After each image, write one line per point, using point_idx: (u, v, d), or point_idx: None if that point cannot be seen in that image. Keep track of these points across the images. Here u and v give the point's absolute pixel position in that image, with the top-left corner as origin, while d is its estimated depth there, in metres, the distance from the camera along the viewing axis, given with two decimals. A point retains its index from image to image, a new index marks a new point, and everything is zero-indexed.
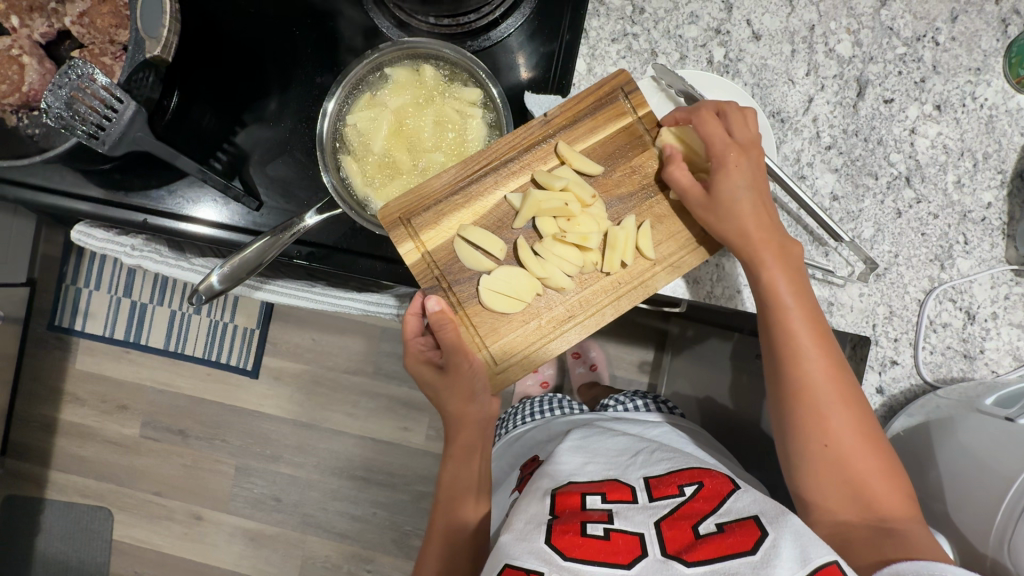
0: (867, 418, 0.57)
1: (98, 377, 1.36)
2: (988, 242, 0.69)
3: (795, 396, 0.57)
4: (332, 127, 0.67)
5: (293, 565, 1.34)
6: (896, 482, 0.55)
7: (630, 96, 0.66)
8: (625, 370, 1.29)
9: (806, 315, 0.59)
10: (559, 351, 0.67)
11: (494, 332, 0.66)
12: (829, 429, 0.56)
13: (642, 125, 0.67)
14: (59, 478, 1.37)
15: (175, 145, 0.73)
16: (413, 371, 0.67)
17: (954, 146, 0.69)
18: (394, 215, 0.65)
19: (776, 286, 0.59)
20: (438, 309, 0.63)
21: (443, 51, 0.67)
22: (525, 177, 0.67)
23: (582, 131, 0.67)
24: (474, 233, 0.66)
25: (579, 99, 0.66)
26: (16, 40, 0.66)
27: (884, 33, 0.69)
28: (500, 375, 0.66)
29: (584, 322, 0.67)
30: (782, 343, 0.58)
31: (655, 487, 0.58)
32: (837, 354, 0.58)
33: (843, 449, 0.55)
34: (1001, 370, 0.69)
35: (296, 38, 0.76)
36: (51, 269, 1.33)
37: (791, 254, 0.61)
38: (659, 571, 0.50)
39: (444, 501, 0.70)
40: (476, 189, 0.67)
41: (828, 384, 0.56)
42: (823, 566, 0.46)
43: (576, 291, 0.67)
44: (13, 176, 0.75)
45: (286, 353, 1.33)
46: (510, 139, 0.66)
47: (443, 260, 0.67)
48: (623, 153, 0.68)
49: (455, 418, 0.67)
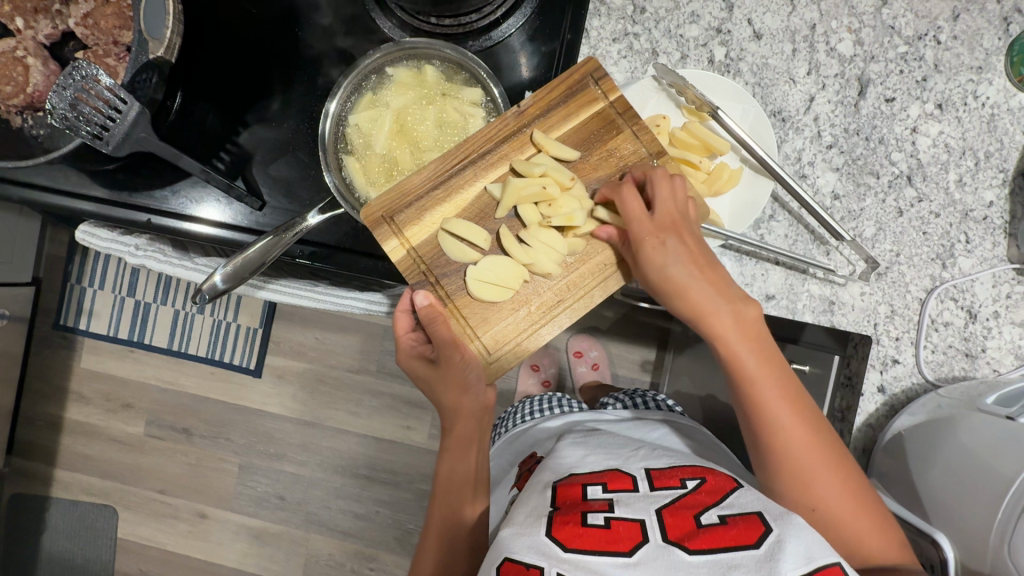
0: (846, 472, 0.57)
1: (103, 376, 1.37)
2: (990, 241, 0.69)
3: (776, 458, 0.57)
4: (334, 126, 0.67)
5: (296, 562, 1.35)
6: (889, 531, 0.57)
7: (600, 82, 0.66)
8: (627, 369, 1.29)
9: (768, 376, 0.58)
10: (549, 338, 0.67)
11: (485, 322, 0.67)
12: (816, 495, 0.56)
13: (614, 108, 0.67)
14: (65, 477, 1.38)
15: (178, 145, 0.75)
16: (406, 367, 0.68)
17: (955, 145, 0.69)
18: (377, 214, 0.65)
19: (738, 362, 0.58)
20: (427, 304, 0.63)
21: (444, 51, 0.67)
22: (504, 167, 0.67)
23: (557, 119, 0.67)
24: (458, 225, 0.66)
25: (550, 88, 0.66)
26: (21, 42, 0.67)
27: (886, 32, 0.68)
28: (494, 365, 0.67)
29: (573, 307, 0.67)
30: (755, 417, 0.58)
31: (655, 478, 0.59)
32: (804, 408, 0.58)
33: (831, 511, 0.56)
34: (1002, 369, 0.69)
35: (298, 38, 0.77)
36: (57, 269, 1.34)
37: (749, 317, 0.59)
38: (658, 557, 0.51)
39: (440, 501, 0.70)
40: (455, 182, 0.67)
41: (809, 450, 0.56)
42: (826, 566, 0.46)
43: (562, 276, 0.67)
44: (19, 176, 0.76)
45: (289, 353, 1.34)
46: (486, 131, 0.66)
47: (430, 254, 0.67)
48: (598, 138, 0.68)
49: (450, 410, 0.67)
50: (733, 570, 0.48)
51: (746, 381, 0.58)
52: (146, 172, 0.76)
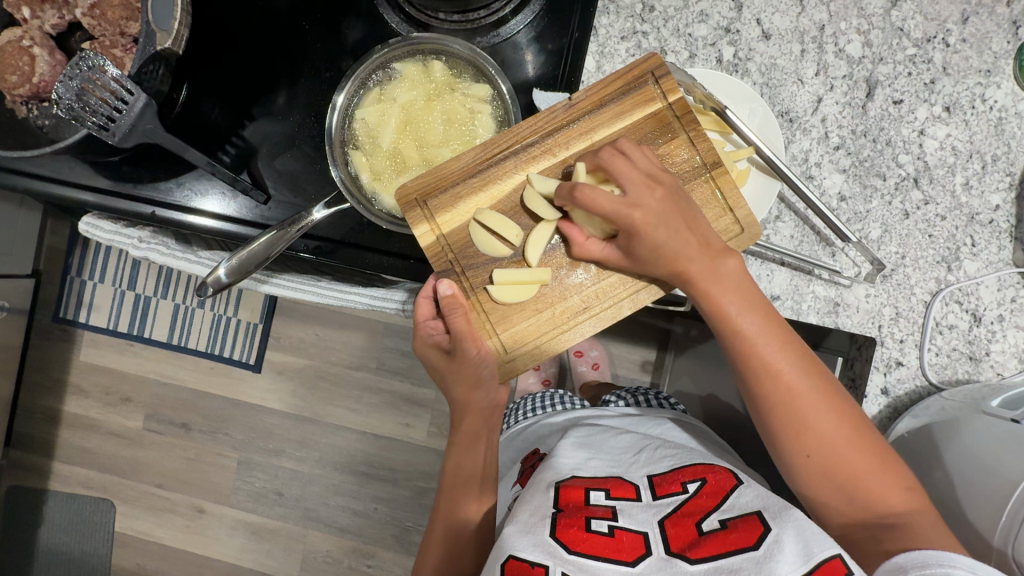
0: (849, 419, 0.57)
1: (102, 369, 1.36)
2: (996, 245, 0.69)
3: (772, 413, 0.58)
4: (341, 119, 0.68)
5: (293, 559, 1.35)
6: (895, 474, 0.56)
7: (660, 82, 0.63)
8: (627, 369, 1.29)
9: (754, 319, 0.59)
10: (570, 344, 0.66)
11: (506, 321, 0.66)
12: (809, 440, 0.57)
13: (672, 112, 0.64)
14: (63, 470, 1.38)
15: (183, 136, 0.75)
16: (422, 353, 0.68)
17: (962, 148, 0.69)
18: (412, 196, 0.65)
19: (724, 316, 0.59)
20: (450, 294, 0.64)
21: (454, 46, 0.67)
22: (546, 162, 0.65)
23: (609, 116, 0.65)
24: (490, 217, 0.65)
25: (606, 82, 0.64)
26: (27, 32, 0.66)
27: (895, 34, 0.68)
28: (509, 364, 0.66)
29: (599, 316, 0.65)
30: (750, 372, 0.58)
31: (658, 485, 0.59)
32: (799, 350, 0.59)
33: (826, 456, 0.57)
34: (1006, 373, 0.69)
35: (307, 31, 0.76)
36: (57, 262, 1.33)
37: (728, 268, 0.59)
38: (663, 569, 0.51)
39: (445, 496, 0.70)
40: (495, 172, 0.65)
41: (806, 392, 0.57)
42: (825, 561, 0.47)
43: (594, 281, 0.65)
44: (22, 166, 0.75)
45: (289, 349, 1.34)
46: (533, 122, 0.64)
47: (459, 244, 0.66)
48: (652, 142, 0.65)
49: (460, 404, 0.68)
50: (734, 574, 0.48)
51: (734, 335, 0.59)
52: (151, 164, 0.76)
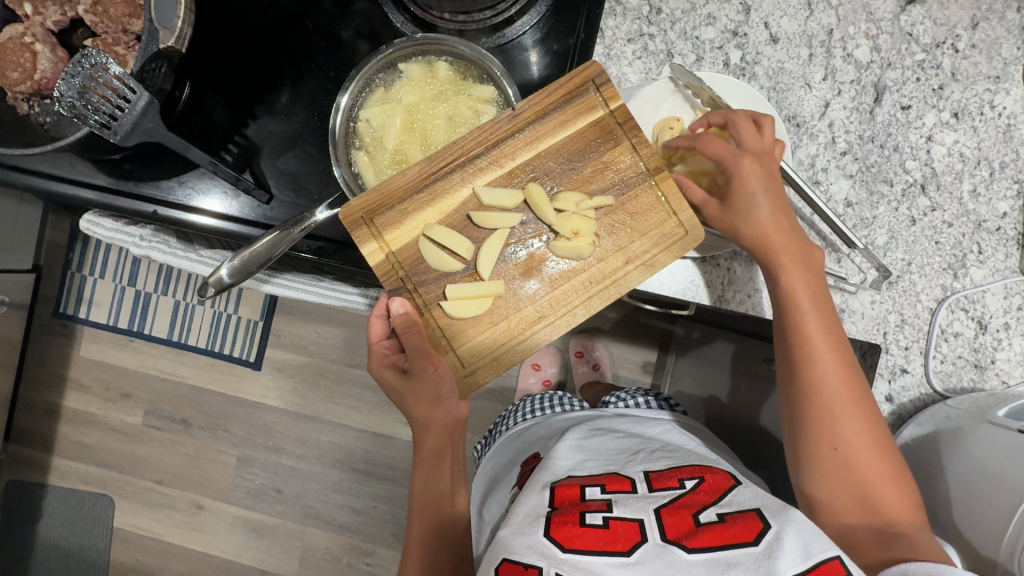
0: (878, 427, 0.56)
1: (102, 365, 1.36)
2: (1003, 252, 0.69)
3: (805, 401, 0.56)
4: (344, 120, 0.67)
5: (293, 556, 1.35)
6: (906, 489, 0.55)
7: (601, 89, 0.64)
8: (628, 370, 1.29)
9: (820, 307, 0.58)
10: (525, 355, 0.65)
11: (461, 335, 0.65)
12: (841, 433, 0.55)
13: (614, 118, 0.65)
14: (62, 464, 1.37)
15: (184, 137, 0.73)
16: (377, 374, 0.65)
17: (971, 154, 0.68)
18: (357, 215, 0.63)
19: (789, 292, 0.58)
20: (404, 312, 0.60)
21: (460, 48, 0.66)
22: (493, 173, 0.65)
23: (552, 126, 0.65)
24: (439, 233, 0.64)
25: (548, 92, 0.64)
26: (28, 28, 0.66)
27: (904, 39, 0.68)
28: (467, 378, 0.65)
29: (555, 323, 0.65)
30: (800, 355, 0.57)
31: (655, 479, 0.59)
32: (849, 353, 0.58)
33: (852, 459, 0.55)
34: (1011, 381, 0.69)
35: (310, 30, 0.76)
36: (58, 257, 1.33)
37: (810, 255, 0.60)
38: (659, 557, 0.50)
39: (416, 512, 0.70)
40: (440, 187, 0.65)
41: (841, 389, 0.56)
42: (825, 561, 0.46)
43: (547, 291, 0.65)
44: (25, 164, 0.75)
45: (290, 346, 1.33)
46: (477, 133, 0.64)
47: (409, 261, 0.65)
48: (595, 149, 0.66)
49: (421, 423, 0.66)
50: (733, 568, 0.48)
51: (793, 316, 0.58)
52: (153, 163, 0.76)
